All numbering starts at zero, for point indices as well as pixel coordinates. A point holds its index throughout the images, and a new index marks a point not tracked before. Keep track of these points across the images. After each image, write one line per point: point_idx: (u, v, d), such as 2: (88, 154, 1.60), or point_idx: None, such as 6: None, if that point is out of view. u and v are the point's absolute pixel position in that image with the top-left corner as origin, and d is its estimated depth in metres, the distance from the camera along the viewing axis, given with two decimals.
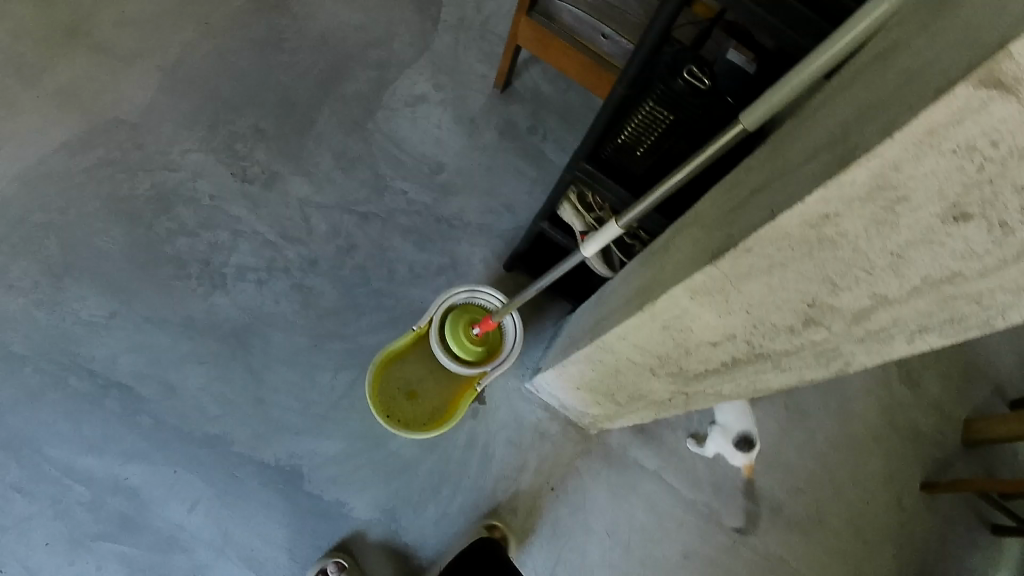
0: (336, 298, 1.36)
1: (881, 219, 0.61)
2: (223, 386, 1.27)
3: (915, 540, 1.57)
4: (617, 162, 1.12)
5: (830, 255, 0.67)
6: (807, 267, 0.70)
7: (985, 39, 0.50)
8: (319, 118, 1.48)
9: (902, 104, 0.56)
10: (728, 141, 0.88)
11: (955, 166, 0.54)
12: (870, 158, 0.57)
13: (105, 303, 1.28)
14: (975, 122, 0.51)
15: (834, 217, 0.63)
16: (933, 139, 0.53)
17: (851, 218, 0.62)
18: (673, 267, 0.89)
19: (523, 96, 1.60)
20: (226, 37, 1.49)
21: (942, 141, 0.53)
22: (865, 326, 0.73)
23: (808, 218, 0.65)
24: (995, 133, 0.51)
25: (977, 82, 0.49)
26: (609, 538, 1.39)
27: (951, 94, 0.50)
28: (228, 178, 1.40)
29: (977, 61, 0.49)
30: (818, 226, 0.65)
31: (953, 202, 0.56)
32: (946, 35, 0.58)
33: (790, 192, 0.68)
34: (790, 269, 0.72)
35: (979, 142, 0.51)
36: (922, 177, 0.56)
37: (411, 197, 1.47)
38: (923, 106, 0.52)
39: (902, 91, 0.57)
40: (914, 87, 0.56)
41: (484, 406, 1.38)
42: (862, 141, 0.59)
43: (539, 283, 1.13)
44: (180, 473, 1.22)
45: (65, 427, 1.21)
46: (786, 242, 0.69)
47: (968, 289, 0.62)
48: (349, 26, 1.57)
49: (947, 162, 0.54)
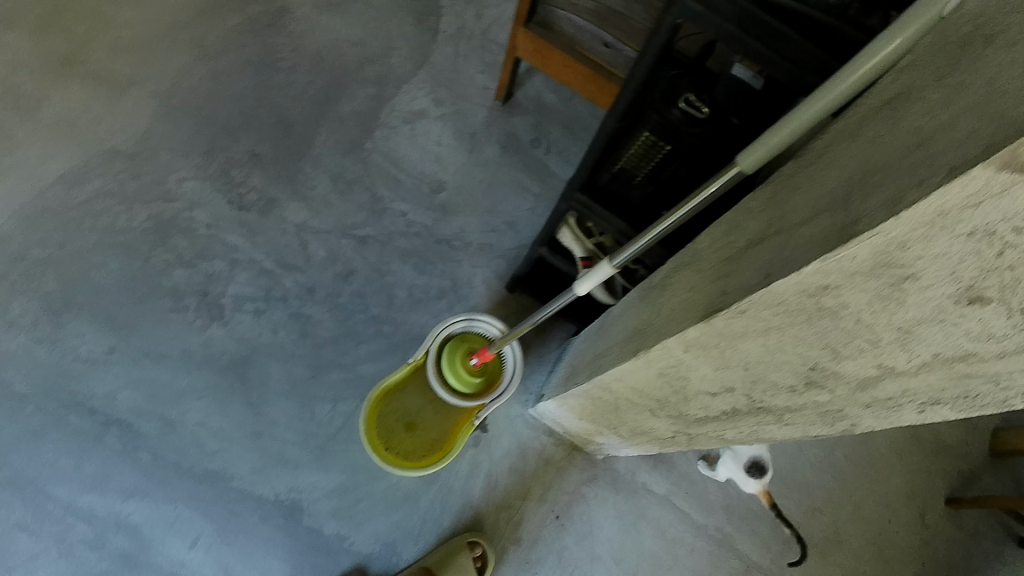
0: (334, 327, 1.36)
1: (886, 295, 0.55)
2: (221, 420, 1.28)
3: (940, 559, 1.49)
4: (615, 189, 1.06)
5: (830, 324, 0.62)
6: (807, 334, 0.65)
7: (1009, 112, 0.44)
8: (316, 140, 1.47)
9: (912, 176, 0.50)
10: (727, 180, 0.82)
11: (971, 250, 0.48)
12: (873, 235, 0.51)
13: (104, 339, 1.29)
14: (995, 206, 0.45)
15: (833, 288, 0.58)
16: (947, 220, 0.47)
17: (853, 291, 0.57)
18: (668, 314, 0.84)
19: (524, 107, 1.57)
20: (221, 59, 1.49)
21: (957, 223, 0.47)
22: (871, 394, 0.67)
23: (806, 287, 0.60)
24: (1018, 219, 0.44)
25: (999, 165, 0.43)
26: (616, 565, 1.36)
27: (968, 175, 0.44)
28: (225, 207, 1.40)
29: (1000, 139, 0.43)
30: (815, 296, 0.60)
31: (968, 285, 0.50)
32: (963, 93, 0.51)
33: (784, 255, 0.62)
34: (787, 333, 0.67)
35: (999, 227, 0.45)
36: (933, 258, 0.50)
37: (410, 219, 1.45)
38: (935, 186, 0.46)
39: (911, 158, 0.51)
40: (925, 157, 0.50)
41: (486, 434, 1.35)
42: (860, 212, 0.54)
43: (539, 316, 1.08)
44: (180, 509, 1.24)
45: (66, 466, 1.23)
46: (782, 308, 0.64)
47: (983, 370, 0.55)
48: (346, 41, 1.55)
49: (963, 244, 0.48)
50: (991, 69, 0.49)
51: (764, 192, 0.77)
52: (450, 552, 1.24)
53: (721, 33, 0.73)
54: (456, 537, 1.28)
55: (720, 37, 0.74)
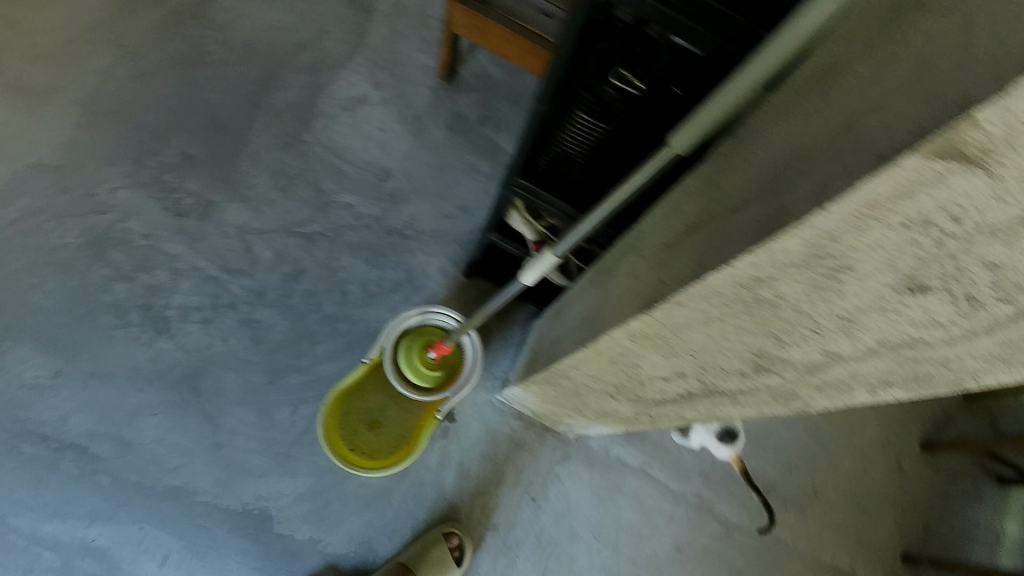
0: (288, 329, 1.33)
1: (822, 285, 0.53)
2: (179, 435, 1.26)
3: (919, 504, 1.47)
4: (557, 171, 1.03)
5: (769, 313, 0.60)
6: (749, 323, 0.63)
7: (941, 93, 0.40)
8: (251, 136, 1.43)
9: (840, 164, 0.46)
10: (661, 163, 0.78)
11: (907, 241, 0.45)
12: (802, 227, 0.49)
13: (49, 364, 1.26)
14: (930, 196, 0.41)
15: (768, 279, 0.55)
16: (877, 211, 0.44)
17: (788, 282, 0.54)
18: (614, 303, 0.81)
19: (469, 85, 1.52)
20: (144, 58, 1.42)
21: (889, 214, 0.44)
22: (820, 376, 0.65)
23: (740, 280, 0.57)
24: (955, 208, 0.41)
25: (932, 153, 0.39)
26: (597, 540, 1.35)
27: (897, 165, 0.41)
28: (161, 215, 1.36)
29: (930, 124, 0.39)
30: (750, 287, 0.57)
31: (906, 274, 0.47)
32: (892, 66, 0.47)
33: (718, 246, 0.59)
34: (728, 322, 0.64)
35: (936, 217, 0.42)
36: (867, 248, 0.47)
37: (357, 211, 1.42)
38: (865, 175, 0.43)
39: (839, 141, 0.48)
40: (851, 142, 0.46)
41: (454, 424, 1.33)
42: (789, 203, 0.50)
43: (493, 304, 1.07)
44: (146, 528, 1.22)
45: (24, 495, 1.20)
46: (719, 300, 0.62)
47: (932, 355, 0.54)
48: (276, 27, 1.48)
49: (898, 235, 0.45)
50: (918, 42, 0.45)
51: (703, 171, 0.74)
52: (426, 545, 1.24)
53: (642, 8, 0.68)
54: (433, 528, 1.27)
55: (642, 13, 0.69)
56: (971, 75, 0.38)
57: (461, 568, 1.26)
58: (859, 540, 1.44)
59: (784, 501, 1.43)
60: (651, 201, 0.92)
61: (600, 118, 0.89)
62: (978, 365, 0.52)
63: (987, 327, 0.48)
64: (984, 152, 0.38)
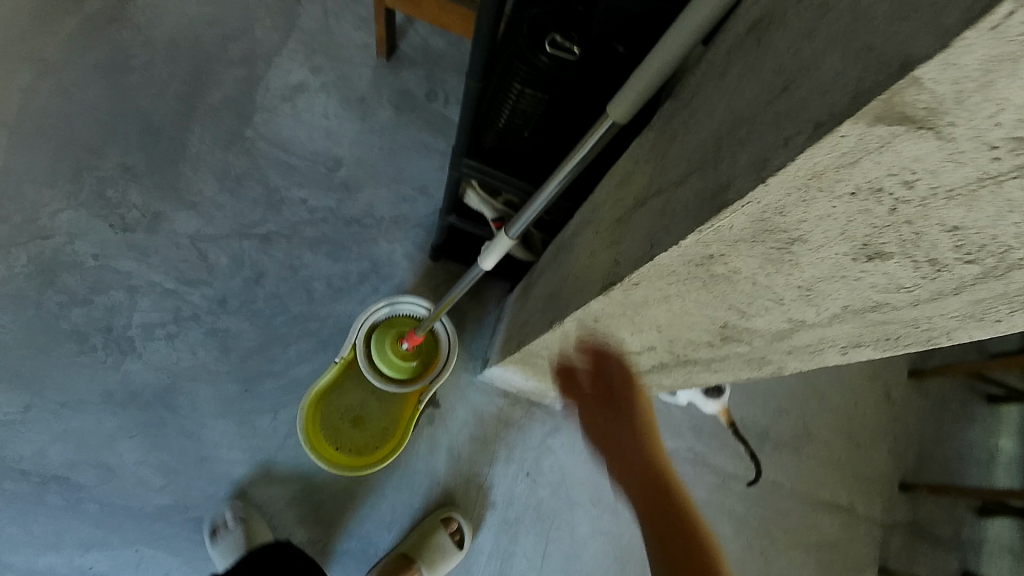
0: (257, 335, 1.30)
1: (776, 258, 0.49)
2: (160, 454, 1.22)
3: (911, 431, 1.48)
4: (506, 147, 1.00)
5: (727, 288, 0.56)
6: (708, 297, 0.60)
7: (873, 48, 0.34)
8: (191, 139, 1.38)
9: (776, 133, 0.41)
10: (603, 134, 0.73)
11: (859, 209, 0.41)
12: (745, 204, 0.44)
13: (15, 399, 1.21)
14: (876, 161, 0.37)
15: (720, 256, 0.52)
16: (823, 181, 0.40)
17: (740, 257, 0.51)
18: (574, 282, 0.78)
19: (411, 61, 1.51)
20: (67, 70, 1.36)
21: (834, 183, 0.40)
22: (789, 342, 0.62)
23: (690, 258, 0.54)
24: (904, 172, 0.37)
25: (873, 119, 0.34)
26: (597, 506, 1.34)
27: (835, 134, 0.36)
28: (108, 231, 1.30)
29: (865, 85, 0.34)
30: (703, 265, 0.54)
31: (862, 242, 0.44)
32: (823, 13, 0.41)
33: (664, 223, 0.56)
34: (688, 298, 0.61)
35: (886, 182, 0.38)
36: (817, 220, 0.44)
37: (312, 205, 1.39)
38: (802, 147, 0.38)
39: (773, 107, 0.43)
40: (785, 107, 0.41)
41: (439, 410, 1.31)
42: (727, 176, 0.46)
43: (456, 291, 1.03)
44: (143, 551, 1.19)
45: (14, 533, 1.17)
46: (674, 278, 0.58)
47: (899, 316, 0.51)
48: (202, 23, 1.44)
49: (848, 204, 0.41)
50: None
51: (647, 137, 0.69)
52: (426, 531, 1.23)
53: None
54: (432, 514, 1.26)
55: None
56: (903, 25, 0.33)
57: (463, 550, 1.26)
58: (855, 474, 1.44)
59: (777, 445, 1.43)
60: (605, 169, 0.88)
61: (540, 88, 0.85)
62: (948, 322, 0.51)
63: (954, 287, 0.45)
64: (929, 113, 0.33)
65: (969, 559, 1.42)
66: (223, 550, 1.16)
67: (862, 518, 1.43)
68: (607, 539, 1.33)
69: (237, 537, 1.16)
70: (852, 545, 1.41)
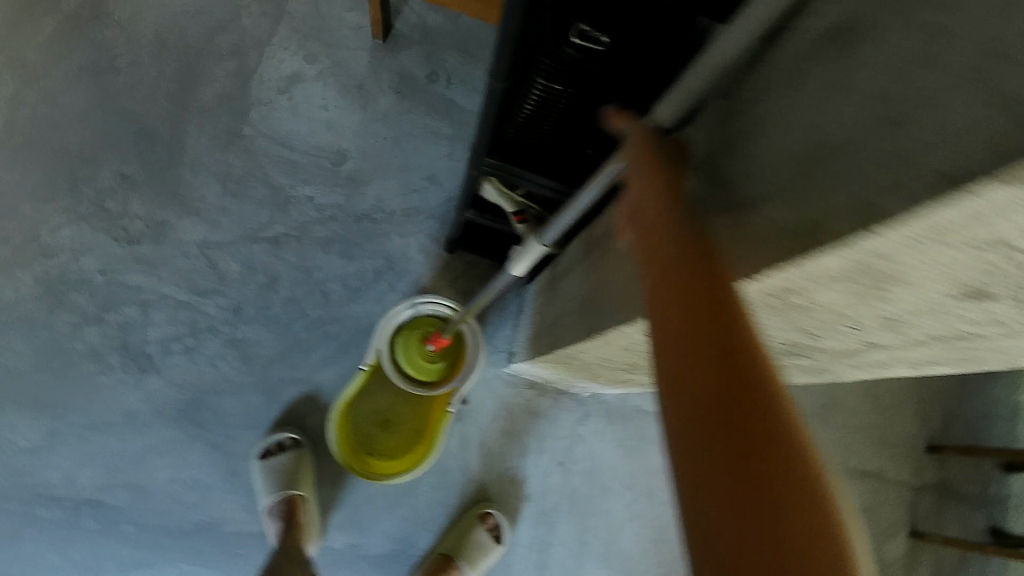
0: (277, 342, 1.27)
1: (865, 295, 0.46)
2: (192, 470, 1.22)
3: (936, 392, 1.47)
4: (527, 141, 0.95)
5: (801, 315, 0.53)
6: (776, 321, 0.57)
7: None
8: (188, 140, 1.31)
9: (888, 178, 0.37)
10: None
11: (974, 259, 0.38)
12: (846, 250, 0.41)
13: (38, 425, 1.19)
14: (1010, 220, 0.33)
15: (801, 290, 0.49)
16: (940, 235, 0.36)
17: (824, 292, 0.48)
18: (619, 293, 0.75)
19: (409, 40, 1.43)
20: (49, 75, 1.28)
21: (951, 236, 0.36)
22: (854, 358, 0.61)
23: (767, 290, 0.50)
24: None
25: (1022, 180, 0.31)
26: (630, 490, 1.34)
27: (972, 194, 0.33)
28: (113, 245, 1.26)
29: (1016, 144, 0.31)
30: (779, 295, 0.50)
31: (969, 287, 0.41)
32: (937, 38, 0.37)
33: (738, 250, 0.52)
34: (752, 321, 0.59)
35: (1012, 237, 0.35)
36: (923, 266, 0.40)
37: (320, 203, 1.34)
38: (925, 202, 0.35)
39: (878, 143, 0.39)
40: (895, 146, 0.37)
41: (467, 406, 1.30)
42: (817, 213, 0.43)
43: (485, 294, 1.00)
44: (185, 566, 1.20)
45: (54, 559, 1.18)
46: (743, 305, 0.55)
47: (986, 344, 0.49)
48: (185, 14, 1.36)
49: (962, 254, 0.38)
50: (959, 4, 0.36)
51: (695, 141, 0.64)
52: (464, 528, 1.24)
53: None
54: (468, 510, 1.27)
55: None
56: None
57: (502, 544, 1.27)
58: (881, 437, 1.45)
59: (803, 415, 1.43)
60: None
61: (565, 82, 0.80)
62: None
63: None
64: None
65: (997, 516, 1.43)
66: (267, 468, 1.20)
67: (890, 483, 1.44)
68: (642, 521, 1.34)
69: (287, 461, 1.20)
70: (882, 510, 1.43)
